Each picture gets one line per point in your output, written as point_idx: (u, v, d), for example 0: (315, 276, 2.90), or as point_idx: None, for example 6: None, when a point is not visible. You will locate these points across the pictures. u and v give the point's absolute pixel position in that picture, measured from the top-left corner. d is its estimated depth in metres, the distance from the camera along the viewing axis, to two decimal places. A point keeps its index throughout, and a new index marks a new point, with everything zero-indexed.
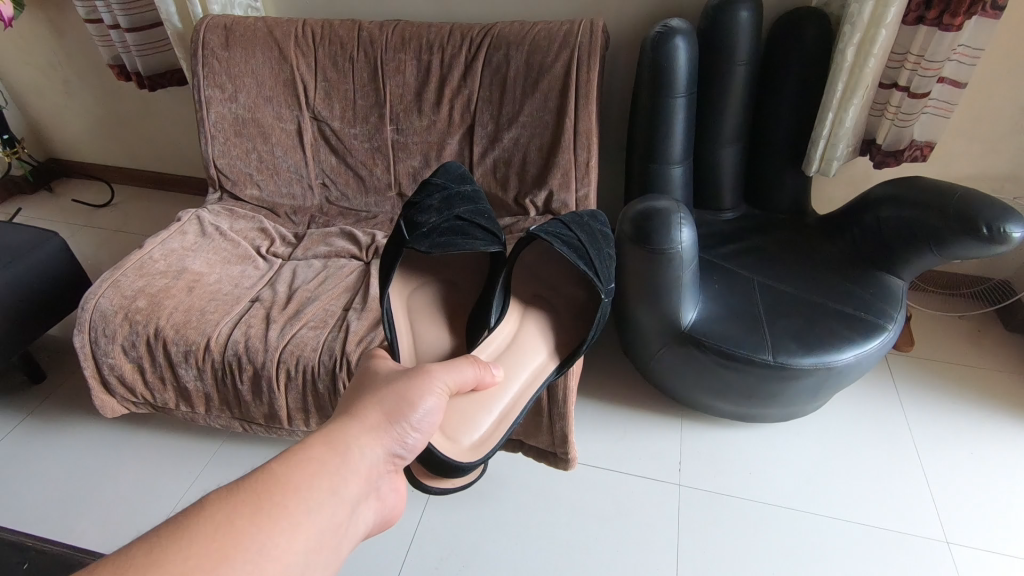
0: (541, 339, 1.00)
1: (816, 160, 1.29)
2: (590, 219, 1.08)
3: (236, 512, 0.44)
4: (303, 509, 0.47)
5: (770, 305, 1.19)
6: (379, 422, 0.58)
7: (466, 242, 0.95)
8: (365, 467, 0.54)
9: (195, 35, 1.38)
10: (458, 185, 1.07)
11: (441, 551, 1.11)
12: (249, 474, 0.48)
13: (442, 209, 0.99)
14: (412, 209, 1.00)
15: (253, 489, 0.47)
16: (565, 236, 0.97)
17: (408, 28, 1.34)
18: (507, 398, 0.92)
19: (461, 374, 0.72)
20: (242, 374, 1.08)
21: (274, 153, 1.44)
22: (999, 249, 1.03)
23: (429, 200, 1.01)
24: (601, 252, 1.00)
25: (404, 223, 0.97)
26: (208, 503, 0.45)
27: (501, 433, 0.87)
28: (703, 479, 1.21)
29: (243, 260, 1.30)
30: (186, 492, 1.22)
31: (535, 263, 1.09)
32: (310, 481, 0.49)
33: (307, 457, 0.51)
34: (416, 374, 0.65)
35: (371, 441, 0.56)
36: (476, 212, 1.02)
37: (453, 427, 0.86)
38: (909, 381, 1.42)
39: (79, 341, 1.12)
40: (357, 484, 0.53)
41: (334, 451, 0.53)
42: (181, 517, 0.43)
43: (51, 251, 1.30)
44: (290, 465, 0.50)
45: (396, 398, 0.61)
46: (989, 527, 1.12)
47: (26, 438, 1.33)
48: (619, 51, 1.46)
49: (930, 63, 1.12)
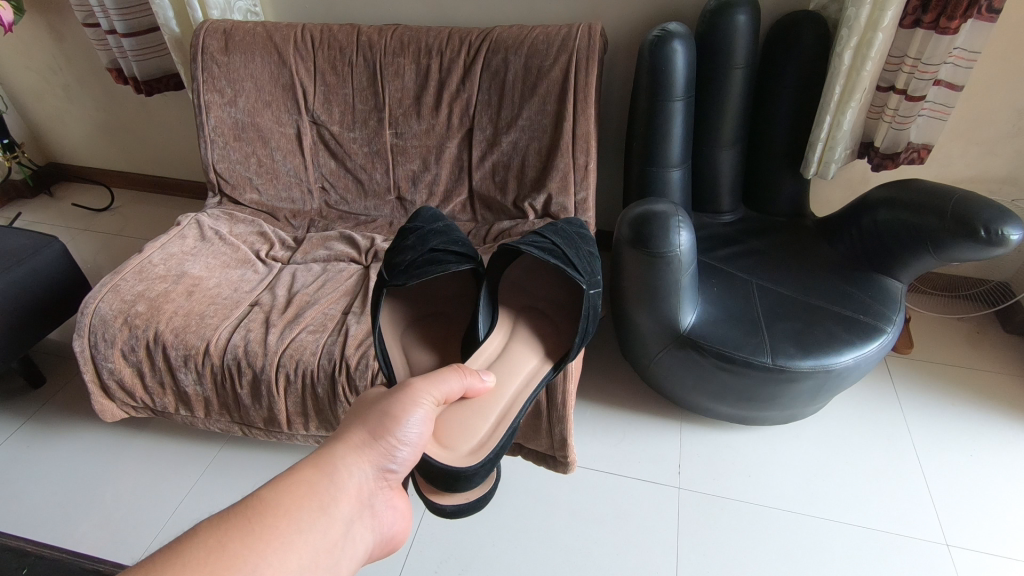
0: (532, 345, 1.00)
1: (814, 163, 1.29)
2: (565, 225, 1.09)
3: (228, 536, 0.48)
4: (294, 531, 0.50)
5: (769, 308, 1.19)
6: (364, 440, 0.60)
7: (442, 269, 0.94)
8: (354, 486, 0.57)
9: (195, 40, 1.39)
10: (434, 222, 1.08)
11: (440, 554, 1.11)
12: (241, 499, 0.52)
13: (418, 245, 1.00)
14: (390, 254, 1.01)
15: (244, 513, 0.50)
16: (540, 243, 0.98)
17: (407, 32, 1.35)
18: (502, 403, 0.91)
19: (447, 386, 0.72)
20: (242, 378, 1.08)
21: (274, 157, 1.44)
22: (995, 250, 1.03)
23: (405, 238, 1.03)
24: (579, 251, 1.02)
25: (385, 265, 1.00)
26: (200, 527, 0.48)
27: (497, 437, 0.85)
28: (705, 480, 1.22)
29: (243, 264, 1.30)
30: (187, 496, 1.22)
31: (520, 278, 1.11)
32: (298, 503, 0.52)
33: (297, 480, 0.54)
34: (398, 391, 0.66)
35: (358, 459, 0.59)
36: (451, 241, 1.03)
37: (450, 435, 0.85)
38: (909, 383, 1.42)
39: (78, 345, 1.12)
40: (348, 504, 0.56)
41: (322, 472, 0.56)
42: (175, 542, 0.47)
43: (51, 256, 1.31)
44: (280, 490, 0.53)
45: (381, 414, 0.63)
46: (987, 527, 1.13)
47: (25, 443, 1.33)
48: (618, 55, 1.46)
49: (927, 66, 1.13)
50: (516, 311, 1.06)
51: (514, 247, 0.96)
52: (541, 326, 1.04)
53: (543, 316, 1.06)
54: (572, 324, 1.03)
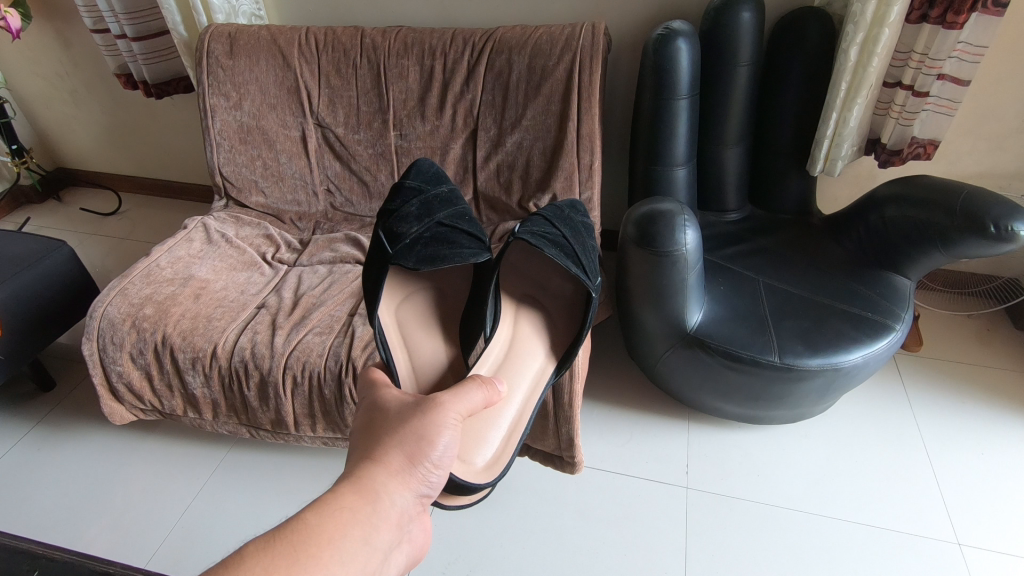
0: (537, 343, 1.00)
1: (820, 160, 1.29)
2: (571, 210, 1.09)
3: (275, 565, 0.48)
4: (338, 561, 0.51)
5: (777, 307, 1.19)
6: (402, 465, 0.60)
7: (453, 252, 0.95)
8: (396, 513, 0.58)
9: (200, 44, 1.40)
10: (434, 187, 1.06)
11: (448, 556, 1.11)
12: (284, 524, 0.52)
13: (423, 216, 0.99)
14: (392, 219, 0.99)
15: (290, 540, 0.51)
16: (550, 235, 0.98)
17: (411, 34, 1.35)
18: (512, 409, 0.92)
19: (471, 401, 0.70)
20: (250, 381, 1.09)
21: (279, 160, 1.45)
22: (1003, 246, 1.02)
23: (407, 207, 1.00)
24: (586, 246, 1.02)
25: (387, 235, 0.96)
26: (246, 555, 0.48)
27: (511, 447, 0.87)
28: (712, 481, 1.21)
29: (249, 266, 1.31)
30: (195, 497, 1.23)
31: (518, 261, 1.07)
32: (342, 531, 0.53)
33: (340, 507, 0.55)
34: (429, 409, 0.65)
35: (399, 486, 0.59)
36: (457, 216, 1.02)
37: (464, 445, 0.85)
38: (919, 382, 1.40)
39: (88, 349, 1.12)
40: (388, 531, 0.56)
41: (365, 499, 0.56)
42: (218, 568, 0.47)
43: (60, 260, 1.32)
44: (324, 515, 0.54)
45: (416, 436, 0.62)
46: (999, 527, 1.11)
47: (36, 446, 1.34)
48: (621, 53, 1.46)
49: (933, 62, 1.12)
50: (518, 304, 1.05)
51: (528, 240, 0.94)
52: (544, 321, 1.04)
53: (543, 310, 1.05)
54: (575, 321, 1.03)
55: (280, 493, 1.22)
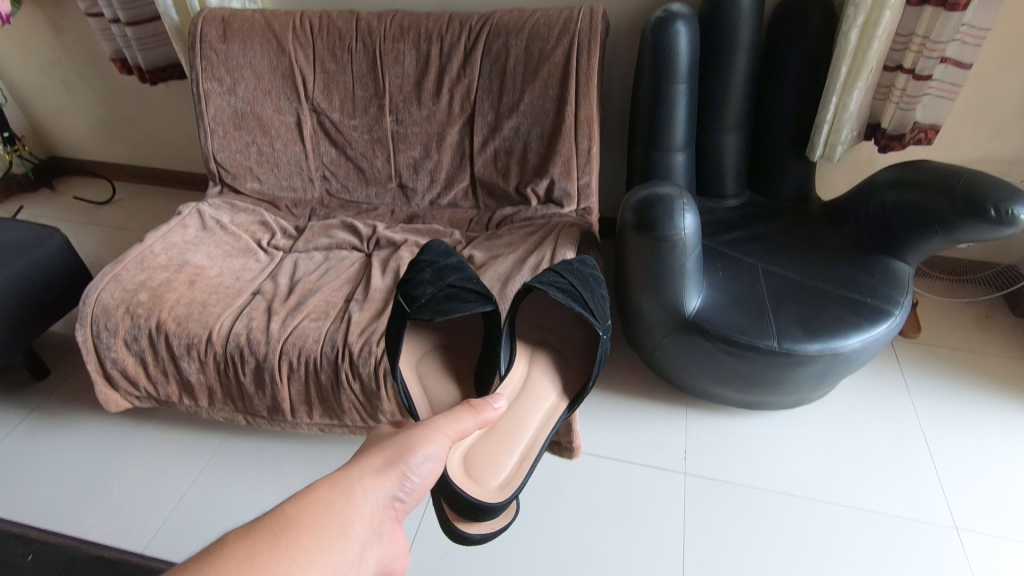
0: (550, 378, 1.00)
1: (819, 146, 1.28)
2: (580, 262, 1.07)
3: (255, 549, 0.47)
4: (314, 550, 0.49)
5: (776, 291, 1.18)
6: (380, 464, 0.59)
7: (463, 305, 0.94)
8: (370, 510, 0.55)
9: (193, 28, 1.38)
10: (445, 257, 1.07)
11: (446, 542, 1.11)
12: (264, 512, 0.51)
13: (434, 278, 1.00)
14: (406, 286, 1.00)
15: (268, 527, 0.49)
16: (557, 281, 0.98)
17: (406, 18, 1.33)
18: (527, 436, 0.92)
19: (461, 424, 0.70)
20: (246, 366, 1.08)
21: (273, 146, 1.43)
22: (1003, 230, 1.02)
23: (420, 274, 1.01)
24: (594, 292, 1.01)
25: (401, 300, 0.97)
26: (226, 540, 0.47)
27: (525, 467, 0.87)
28: (710, 467, 1.21)
29: (245, 252, 1.29)
30: (192, 484, 1.22)
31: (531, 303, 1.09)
32: (319, 520, 0.51)
33: (318, 497, 0.53)
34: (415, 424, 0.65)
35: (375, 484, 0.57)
36: (468, 278, 1.01)
37: (480, 470, 0.86)
38: (917, 368, 1.40)
39: (81, 335, 1.11)
40: (363, 528, 0.54)
41: (342, 492, 0.55)
42: (205, 554, 0.46)
43: (53, 248, 1.30)
44: (303, 505, 0.52)
45: (398, 443, 0.62)
46: (996, 511, 1.12)
47: (31, 434, 1.33)
48: (619, 38, 1.45)
49: (935, 44, 1.11)
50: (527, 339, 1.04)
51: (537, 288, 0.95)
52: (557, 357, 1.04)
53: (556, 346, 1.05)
54: (588, 363, 1.01)
55: (278, 481, 1.22)
